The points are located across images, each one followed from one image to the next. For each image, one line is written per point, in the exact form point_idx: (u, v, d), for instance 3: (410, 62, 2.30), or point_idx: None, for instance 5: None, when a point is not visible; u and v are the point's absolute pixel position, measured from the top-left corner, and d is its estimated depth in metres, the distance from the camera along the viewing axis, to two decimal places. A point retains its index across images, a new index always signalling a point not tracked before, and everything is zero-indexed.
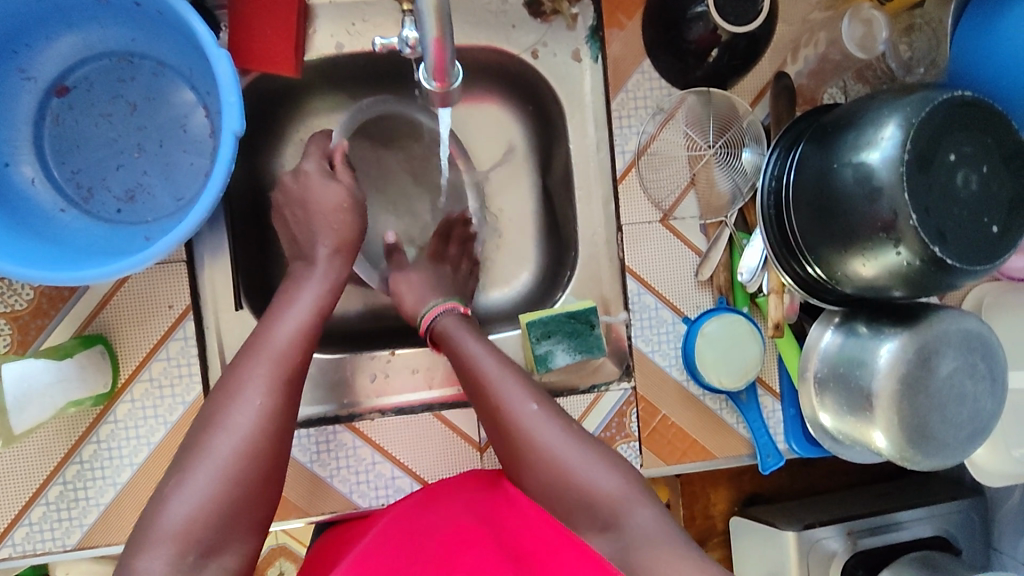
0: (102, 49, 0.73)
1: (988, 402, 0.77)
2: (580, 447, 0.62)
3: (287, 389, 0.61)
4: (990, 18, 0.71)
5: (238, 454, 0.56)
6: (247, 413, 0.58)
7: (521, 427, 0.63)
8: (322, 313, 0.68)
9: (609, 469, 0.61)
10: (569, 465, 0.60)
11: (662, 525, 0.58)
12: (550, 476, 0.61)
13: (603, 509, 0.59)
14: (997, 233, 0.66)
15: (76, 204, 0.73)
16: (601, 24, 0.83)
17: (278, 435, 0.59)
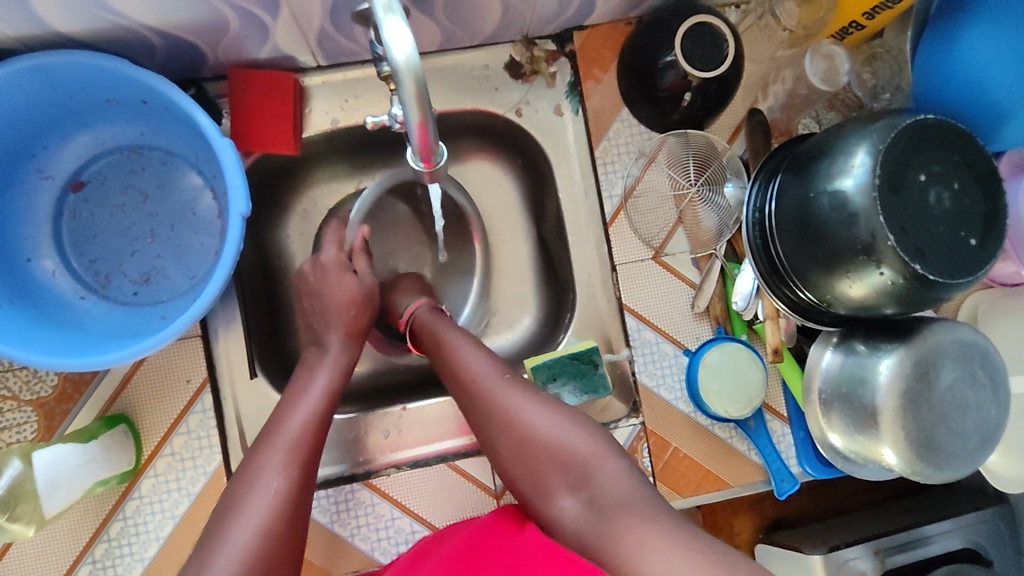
0: (113, 144, 0.78)
1: (991, 409, 0.78)
2: (570, 428, 0.62)
3: (300, 475, 0.61)
4: (948, 40, 0.75)
5: (256, 546, 0.54)
6: (265, 502, 0.57)
7: (511, 411, 0.65)
8: (331, 396, 0.69)
9: (588, 435, 0.62)
10: (546, 437, 0.62)
11: (631, 476, 0.59)
12: (534, 457, 0.62)
13: (578, 469, 0.60)
14: (975, 246, 0.69)
15: (95, 290, 0.77)
16: (579, 80, 0.87)
17: (297, 511, 0.59)
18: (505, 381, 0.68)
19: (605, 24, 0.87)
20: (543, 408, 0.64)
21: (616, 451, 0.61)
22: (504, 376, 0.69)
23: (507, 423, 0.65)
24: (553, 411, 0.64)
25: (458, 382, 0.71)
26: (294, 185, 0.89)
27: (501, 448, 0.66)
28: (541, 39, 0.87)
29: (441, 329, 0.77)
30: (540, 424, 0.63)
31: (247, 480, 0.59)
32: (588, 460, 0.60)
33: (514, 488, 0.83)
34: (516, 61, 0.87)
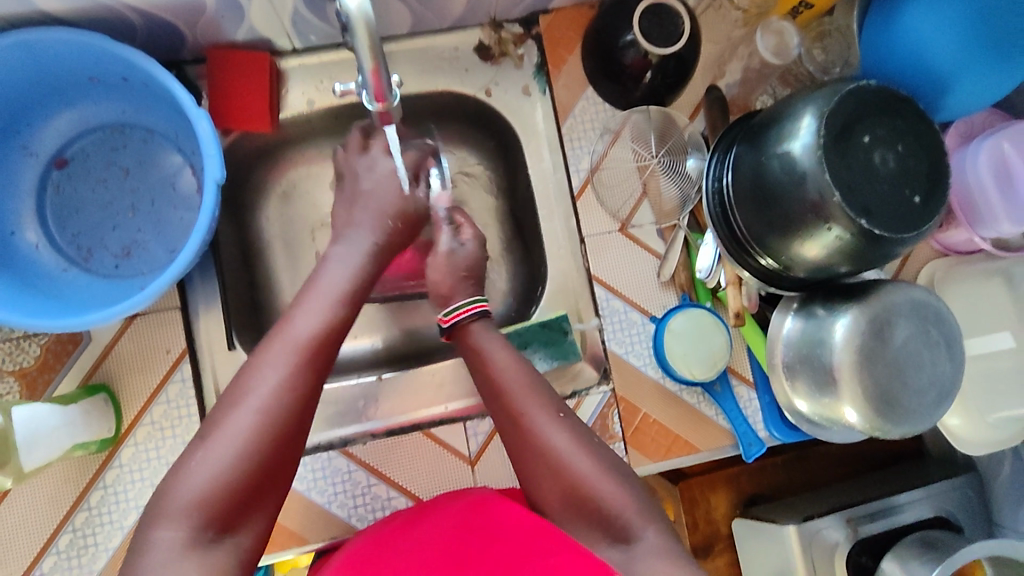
0: (96, 123, 0.81)
1: (946, 365, 0.80)
2: (606, 477, 0.62)
3: (303, 374, 0.60)
4: (890, 15, 0.80)
5: (251, 438, 0.56)
6: (263, 400, 0.57)
7: (547, 441, 0.63)
8: (351, 297, 0.68)
9: (621, 486, 0.62)
10: (585, 472, 0.62)
11: (668, 543, 0.59)
12: (564, 486, 0.62)
13: (615, 524, 0.60)
14: (920, 203, 0.72)
15: (77, 263, 0.80)
16: (545, 61, 0.91)
17: (295, 420, 0.59)
18: (529, 388, 0.67)
19: (569, 8, 0.91)
20: (576, 441, 0.63)
21: (654, 514, 0.61)
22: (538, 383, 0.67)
23: (536, 448, 0.63)
24: (581, 446, 0.63)
25: (486, 383, 0.69)
26: (270, 164, 0.92)
27: (526, 471, 0.65)
28: (508, 22, 0.91)
29: (483, 340, 0.70)
30: (557, 439, 0.63)
31: (241, 383, 0.58)
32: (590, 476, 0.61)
33: (488, 455, 0.85)
34: (485, 43, 0.91)
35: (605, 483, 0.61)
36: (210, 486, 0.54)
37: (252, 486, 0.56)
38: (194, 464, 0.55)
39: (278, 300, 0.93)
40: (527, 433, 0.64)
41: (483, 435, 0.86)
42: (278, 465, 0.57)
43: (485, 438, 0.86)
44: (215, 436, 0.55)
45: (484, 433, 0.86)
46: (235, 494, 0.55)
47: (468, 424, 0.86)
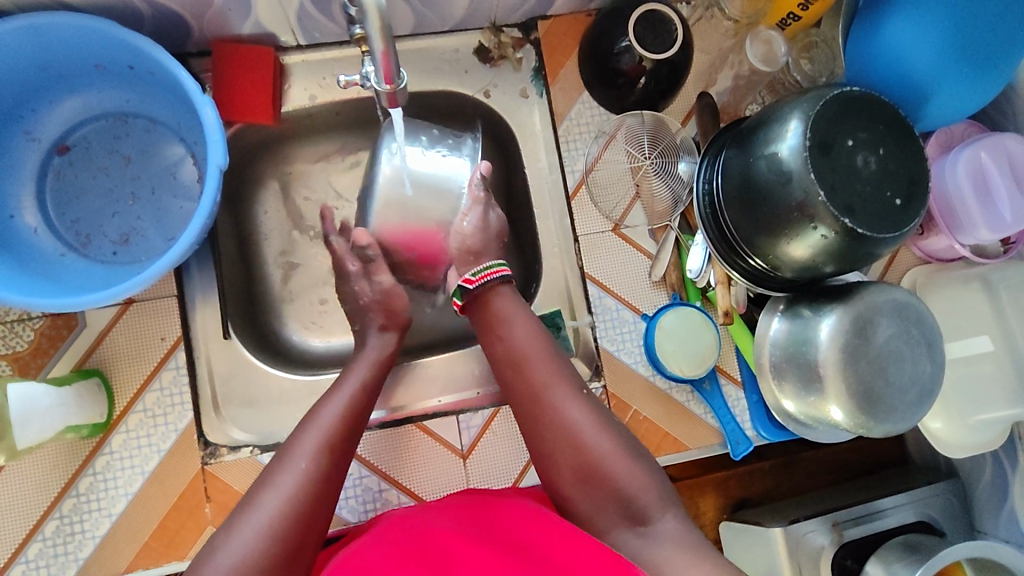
0: (100, 111, 0.82)
1: (927, 365, 0.83)
2: (623, 456, 0.66)
3: (336, 454, 0.66)
4: (873, 28, 0.84)
5: (286, 514, 0.59)
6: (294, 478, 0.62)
7: (565, 420, 0.69)
8: (370, 388, 0.75)
9: (639, 467, 0.66)
10: (602, 454, 0.66)
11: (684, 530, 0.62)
12: (580, 464, 0.67)
13: (628, 504, 0.64)
14: (901, 205, 0.75)
15: (75, 248, 0.80)
16: (543, 65, 0.94)
17: (325, 486, 0.63)
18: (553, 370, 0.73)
19: (567, 15, 0.94)
20: (596, 419, 0.69)
21: (669, 505, 0.64)
22: (552, 359, 0.73)
23: (556, 422, 0.69)
24: (600, 425, 0.68)
25: (508, 357, 0.75)
26: (270, 158, 0.94)
27: (544, 445, 0.70)
28: (507, 27, 0.94)
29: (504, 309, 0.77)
30: (576, 418, 0.69)
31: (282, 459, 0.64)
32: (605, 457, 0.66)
33: (480, 448, 0.86)
34: (485, 46, 0.93)
35: (619, 462, 0.66)
36: (244, 558, 0.55)
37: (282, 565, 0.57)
38: (229, 540, 0.56)
39: (273, 293, 0.94)
40: (550, 409, 0.70)
41: (475, 429, 0.86)
42: (308, 535, 0.60)
43: (478, 431, 0.86)
44: (246, 522, 0.58)
45: (477, 427, 0.87)
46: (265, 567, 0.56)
47: (460, 418, 0.87)
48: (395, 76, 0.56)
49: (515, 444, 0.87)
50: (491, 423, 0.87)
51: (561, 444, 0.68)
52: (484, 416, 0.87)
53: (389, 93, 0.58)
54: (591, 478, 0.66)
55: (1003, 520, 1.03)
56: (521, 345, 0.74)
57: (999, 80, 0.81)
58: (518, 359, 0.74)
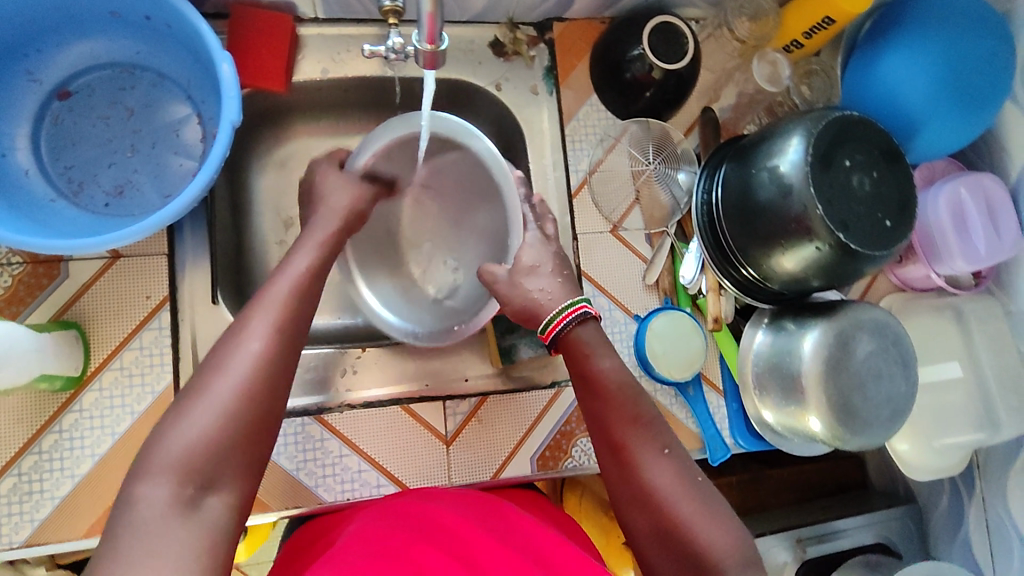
0: (107, 59, 0.80)
1: (901, 385, 0.86)
2: (708, 520, 0.61)
3: (283, 345, 0.59)
4: (870, 62, 0.89)
5: (242, 397, 0.55)
6: (245, 357, 0.57)
7: (650, 478, 0.64)
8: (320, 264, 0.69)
9: (726, 530, 0.60)
10: (683, 516, 0.61)
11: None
12: (659, 527, 0.62)
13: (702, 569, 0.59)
14: (890, 226, 0.78)
15: (65, 196, 0.77)
16: (555, 65, 0.96)
17: (276, 376, 0.58)
18: (636, 422, 0.68)
19: (582, 19, 0.96)
20: (683, 484, 0.63)
21: (744, 565, 0.59)
22: (641, 411, 0.68)
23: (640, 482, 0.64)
24: (685, 488, 0.63)
25: (591, 389, 0.71)
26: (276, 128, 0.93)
27: (624, 505, 0.65)
28: (523, 25, 0.95)
29: (597, 357, 0.72)
30: (658, 477, 0.64)
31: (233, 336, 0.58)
32: (694, 522, 0.61)
33: (464, 436, 0.86)
34: (500, 40, 0.95)
35: (705, 528, 0.60)
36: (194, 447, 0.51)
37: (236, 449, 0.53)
38: (179, 423, 0.52)
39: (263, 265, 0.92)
40: (632, 469, 0.65)
41: (461, 416, 0.86)
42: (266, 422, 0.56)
43: (463, 419, 0.86)
44: (201, 404, 0.53)
45: (463, 414, 0.87)
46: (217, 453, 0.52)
47: (447, 403, 0.87)
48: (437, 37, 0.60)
49: (500, 434, 0.87)
50: (478, 411, 0.87)
51: (645, 504, 0.63)
52: (471, 404, 0.87)
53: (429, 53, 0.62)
54: (668, 540, 0.61)
55: (957, 546, 1.06)
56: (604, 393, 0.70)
57: (985, 119, 0.87)
58: (606, 400, 0.69)
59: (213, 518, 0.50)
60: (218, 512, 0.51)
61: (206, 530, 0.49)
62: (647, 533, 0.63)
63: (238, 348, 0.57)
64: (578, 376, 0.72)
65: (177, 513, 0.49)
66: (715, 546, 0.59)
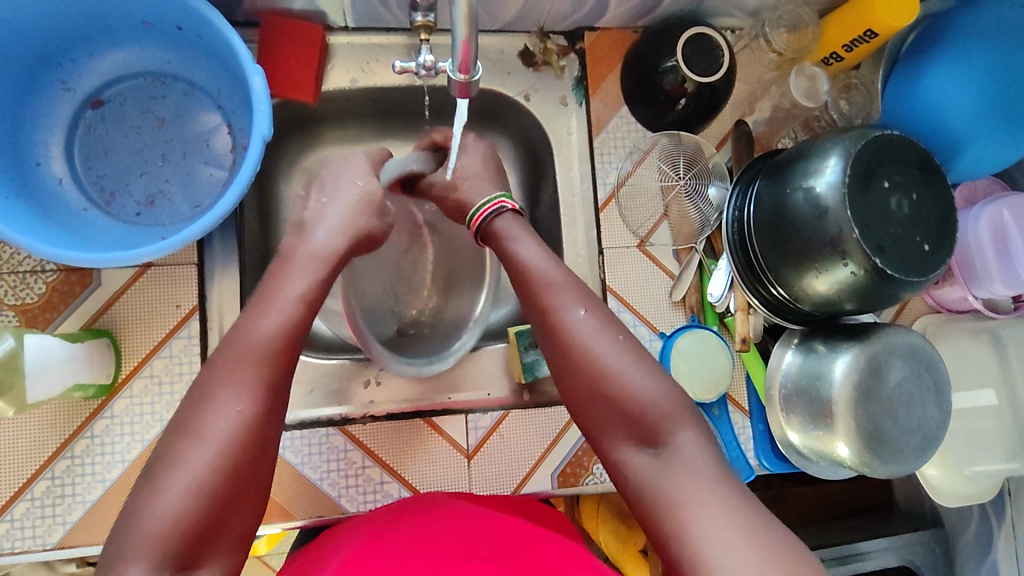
0: (138, 68, 0.81)
1: (934, 411, 0.84)
2: (642, 374, 0.62)
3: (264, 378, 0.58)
4: (913, 78, 0.86)
5: (215, 468, 0.53)
6: (222, 422, 0.55)
7: (576, 336, 0.64)
8: (311, 301, 0.65)
9: (659, 386, 0.61)
10: (613, 369, 0.62)
11: (701, 447, 0.58)
12: (592, 385, 0.62)
13: (644, 425, 0.60)
14: (929, 251, 0.76)
15: (98, 205, 0.78)
16: (585, 76, 0.94)
17: (259, 421, 0.57)
18: (562, 283, 0.67)
19: (613, 29, 0.94)
20: (608, 337, 0.63)
21: (688, 418, 0.60)
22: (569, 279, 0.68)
23: (575, 355, 0.63)
24: (618, 347, 0.63)
25: (511, 268, 0.71)
26: (305, 137, 0.93)
27: (556, 370, 0.65)
28: (554, 34, 0.94)
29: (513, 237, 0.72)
30: (584, 332, 0.64)
31: (207, 392, 0.57)
32: (622, 373, 0.61)
33: (486, 450, 0.86)
34: (530, 50, 0.93)
35: (636, 378, 0.61)
36: (171, 522, 0.51)
37: (205, 528, 0.52)
38: (155, 495, 0.52)
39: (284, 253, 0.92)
40: (553, 332, 0.65)
41: (483, 430, 0.86)
42: (245, 475, 0.55)
43: (485, 433, 0.86)
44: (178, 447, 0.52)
45: (485, 428, 0.86)
46: (196, 530, 0.52)
47: (469, 417, 0.86)
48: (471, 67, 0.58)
49: (522, 449, 0.86)
50: (500, 425, 0.87)
51: (574, 365, 0.63)
52: (493, 418, 0.87)
53: (461, 84, 0.59)
54: (603, 399, 0.62)
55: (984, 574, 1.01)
56: (555, 284, 0.67)
57: None
58: (523, 277, 0.69)
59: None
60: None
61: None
62: (583, 399, 0.63)
63: (213, 409, 0.55)
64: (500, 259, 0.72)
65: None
66: (646, 398, 0.60)
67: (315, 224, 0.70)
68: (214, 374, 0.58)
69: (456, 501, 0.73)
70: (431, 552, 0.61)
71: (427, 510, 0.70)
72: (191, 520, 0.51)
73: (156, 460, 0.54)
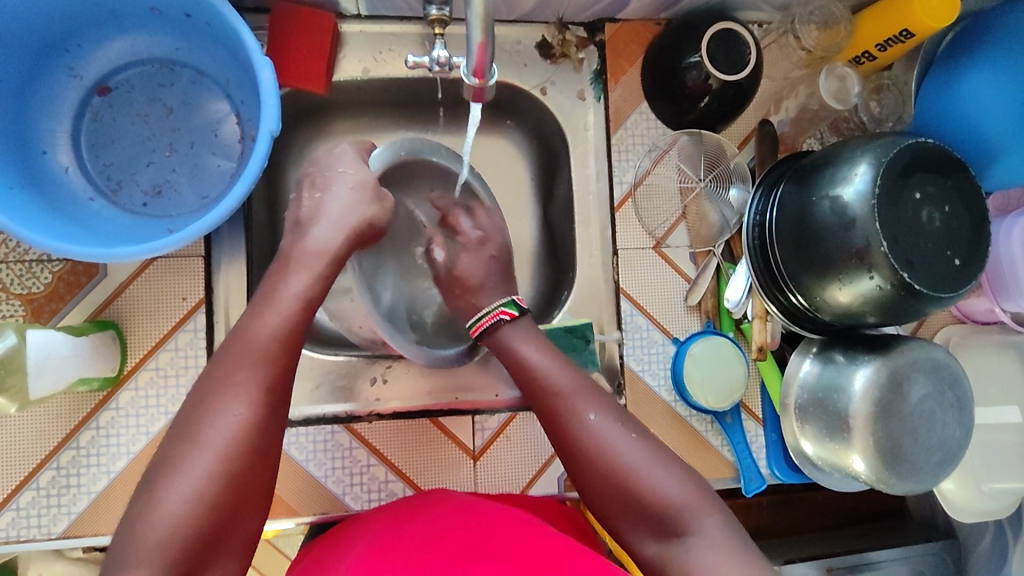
0: (146, 55, 0.79)
1: (955, 428, 0.81)
2: (661, 469, 0.62)
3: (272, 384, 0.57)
4: (949, 82, 0.82)
5: (216, 472, 0.52)
6: (222, 427, 0.54)
7: (592, 444, 0.64)
8: (310, 299, 0.63)
9: (679, 476, 0.62)
10: (633, 469, 0.62)
11: (728, 532, 0.59)
12: (616, 492, 0.62)
13: (667, 520, 0.60)
14: (959, 265, 0.72)
15: (105, 195, 0.77)
16: (604, 69, 0.91)
17: (262, 429, 0.55)
18: (576, 388, 0.68)
19: (635, 21, 0.91)
20: (625, 440, 0.64)
21: (710, 505, 0.60)
22: (581, 382, 0.68)
23: (591, 457, 0.64)
24: (639, 446, 0.63)
25: (521, 374, 0.71)
26: (314, 127, 0.91)
27: (577, 478, 0.66)
28: (573, 25, 0.91)
29: (520, 341, 0.73)
30: (601, 436, 0.64)
31: (208, 392, 0.56)
32: (641, 473, 0.62)
33: (492, 452, 0.85)
34: (548, 42, 0.90)
35: (656, 475, 0.61)
36: (171, 531, 0.50)
37: (210, 535, 0.52)
38: (154, 499, 0.51)
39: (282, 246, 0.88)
40: (568, 440, 0.66)
41: (490, 431, 0.85)
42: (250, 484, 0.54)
43: (492, 434, 0.85)
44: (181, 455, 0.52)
45: (492, 429, 0.85)
46: (194, 540, 0.51)
47: (476, 419, 0.85)
48: (485, 71, 0.57)
49: (528, 452, 0.85)
50: (507, 427, 0.85)
51: (596, 477, 0.63)
52: (500, 420, 0.86)
53: (475, 88, 0.59)
54: (629, 505, 0.62)
55: None
56: (564, 390, 0.67)
57: None
58: (534, 385, 0.69)
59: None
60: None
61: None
62: (609, 505, 0.63)
63: (214, 414, 0.54)
64: (510, 365, 0.73)
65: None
66: (668, 495, 0.60)
67: (312, 222, 0.69)
68: (214, 376, 0.56)
69: (457, 497, 0.71)
70: (435, 558, 0.60)
71: (429, 509, 0.68)
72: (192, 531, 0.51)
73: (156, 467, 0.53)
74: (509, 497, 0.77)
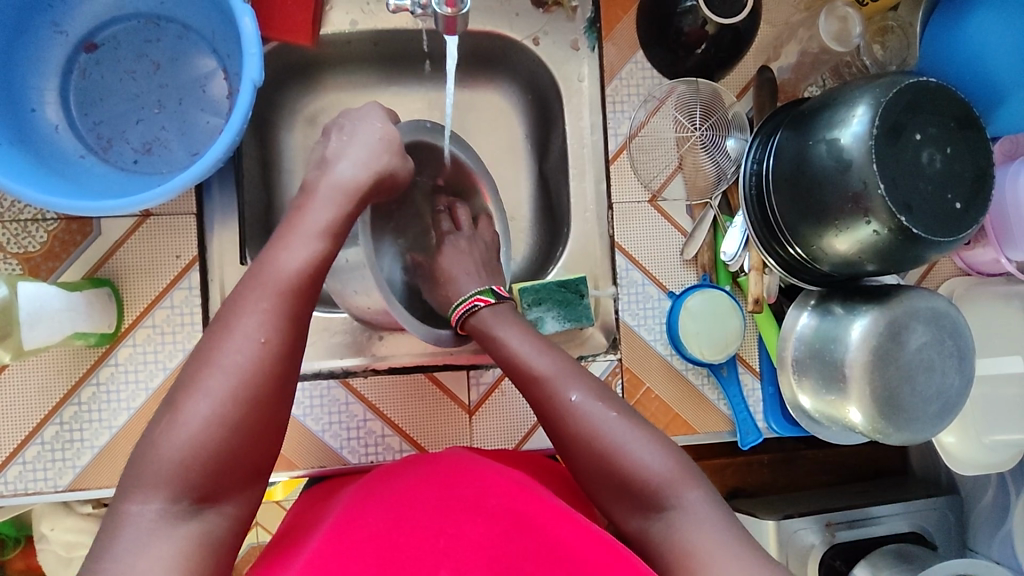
0: (132, 10, 0.78)
1: (955, 378, 0.80)
2: (643, 441, 0.62)
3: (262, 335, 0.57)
4: (958, 19, 0.78)
5: (227, 404, 0.53)
6: (230, 361, 0.54)
7: (575, 422, 0.64)
8: (329, 235, 0.63)
9: (661, 452, 0.62)
10: (616, 444, 0.62)
11: (711, 506, 0.59)
12: (600, 466, 0.63)
13: (648, 492, 0.60)
14: (960, 209, 0.70)
15: (95, 152, 0.77)
16: (598, 17, 0.89)
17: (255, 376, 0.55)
18: (561, 368, 0.67)
19: None
20: (607, 417, 0.64)
21: (694, 479, 0.61)
22: (565, 364, 0.68)
23: (573, 434, 0.64)
24: (621, 418, 0.64)
25: (503, 359, 0.70)
26: (305, 84, 0.90)
27: (563, 453, 0.66)
28: None
29: (501, 327, 0.73)
30: (583, 414, 0.64)
31: (217, 328, 0.56)
32: (622, 447, 0.62)
33: (488, 407, 0.85)
34: None
35: (637, 449, 0.62)
36: (162, 477, 0.51)
37: (226, 460, 0.53)
38: (176, 419, 0.52)
39: (286, 204, 0.90)
40: (553, 418, 0.66)
41: (485, 386, 0.86)
42: None
43: (487, 389, 0.85)
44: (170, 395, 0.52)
45: (487, 384, 0.86)
46: (184, 486, 0.51)
47: (471, 373, 0.86)
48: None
49: (523, 406, 0.86)
50: (501, 382, 0.86)
51: (578, 455, 0.64)
52: (495, 375, 0.86)
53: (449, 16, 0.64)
54: (612, 480, 0.62)
55: (998, 541, 0.98)
56: (543, 372, 0.67)
57: None
58: (516, 368, 0.69)
59: (213, 526, 0.52)
60: (216, 521, 0.52)
61: (196, 537, 0.50)
62: (592, 479, 0.64)
63: (227, 343, 0.55)
64: (492, 347, 0.72)
65: (172, 521, 0.50)
66: (651, 467, 0.61)
67: (336, 158, 0.68)
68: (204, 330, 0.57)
69: (449, 453, 0.69)
70: (424, 514, 0.59)
71: (420, 466, 0.67)
72: (184, 475, 0.51)
73: (170, 395, 0.54)
74: (502, 454, 0.77)
